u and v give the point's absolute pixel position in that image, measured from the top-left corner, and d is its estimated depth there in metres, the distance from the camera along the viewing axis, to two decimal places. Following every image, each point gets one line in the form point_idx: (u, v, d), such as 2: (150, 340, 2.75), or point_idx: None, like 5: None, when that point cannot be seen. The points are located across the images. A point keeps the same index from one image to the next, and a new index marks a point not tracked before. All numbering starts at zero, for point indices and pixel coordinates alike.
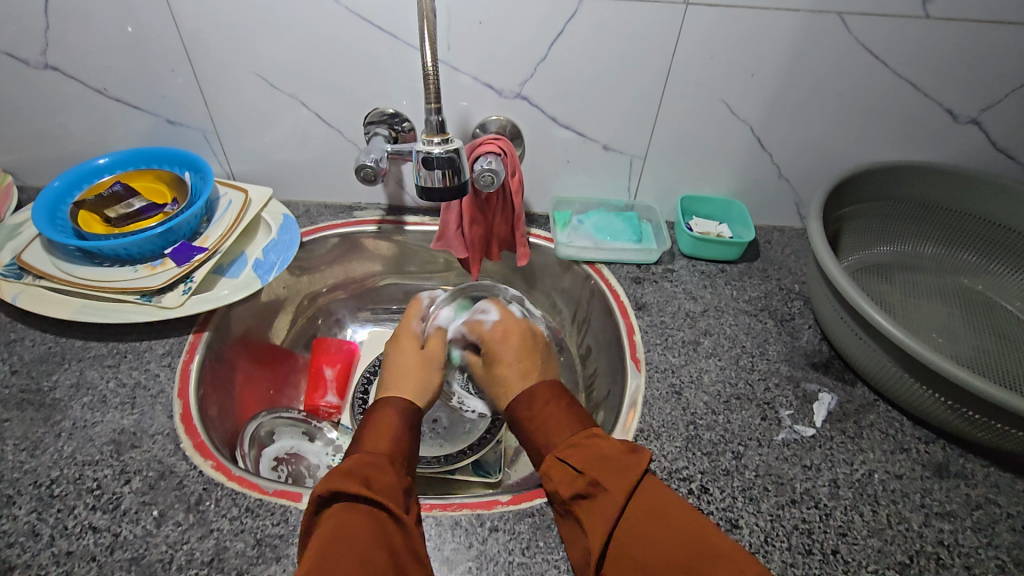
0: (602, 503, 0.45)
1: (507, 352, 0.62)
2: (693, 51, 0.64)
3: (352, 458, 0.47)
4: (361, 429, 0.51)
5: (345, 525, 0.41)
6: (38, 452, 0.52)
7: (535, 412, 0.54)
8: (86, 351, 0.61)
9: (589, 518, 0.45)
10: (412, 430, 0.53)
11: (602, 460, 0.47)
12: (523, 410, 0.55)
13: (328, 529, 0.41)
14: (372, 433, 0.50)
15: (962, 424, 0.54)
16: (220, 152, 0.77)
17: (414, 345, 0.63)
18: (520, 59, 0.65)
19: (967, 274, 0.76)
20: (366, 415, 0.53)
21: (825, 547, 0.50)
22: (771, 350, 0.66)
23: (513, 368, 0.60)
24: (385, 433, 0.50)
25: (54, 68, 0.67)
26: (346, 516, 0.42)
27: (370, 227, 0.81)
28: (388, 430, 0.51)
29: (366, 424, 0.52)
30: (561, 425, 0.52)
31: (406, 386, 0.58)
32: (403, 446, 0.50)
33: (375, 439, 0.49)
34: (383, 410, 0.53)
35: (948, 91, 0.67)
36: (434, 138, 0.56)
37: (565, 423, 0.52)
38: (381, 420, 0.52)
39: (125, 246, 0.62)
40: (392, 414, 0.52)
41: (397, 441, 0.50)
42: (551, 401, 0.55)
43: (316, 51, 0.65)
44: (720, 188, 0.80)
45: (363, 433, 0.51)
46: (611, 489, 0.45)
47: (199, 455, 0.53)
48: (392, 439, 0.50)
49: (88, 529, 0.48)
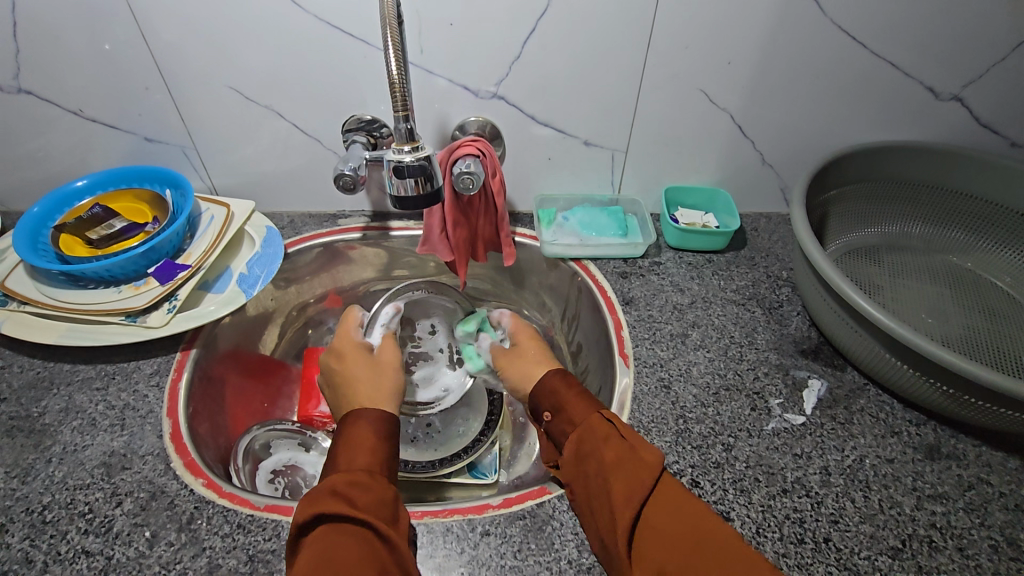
0: (637, 469, 0.44)
1: (533, 340, 0.65)
2: (667, 41, 0.64)
3: (332, 477, 0.45)
4: (338, 446, 0.49)
5: (332, 547, 0.40)
6: (29, 479, 0.53)
7: (566, 394, 0.53)
8: (74, 374, 0.61)
9: (615, 489, 0.44)
10: (391, 439, 0.51)
11: (633, 433, 0.47)
12: (552, 390, 0.54)
13: (313, 552, 0.40)
14: (351, 447, 0.49)
15: (951, 404, 0.54)
16: (200, 166, 0.76)
17: (360, 357, 0.59)
18: (494, 59, 0.65)
19: (956, 252, 0.75)
20: (342, 426, 0.51)
21: (817, 536, 0.50)
22: (760, 339, 0.66)
23: (538, 351, 0.63)
24: (365, 448, 0.49)
25: (28, 92, 0.67)
26: (332, 537, 0.41)
27: (354, 234, 0.80)
28: (368, 444, 0.49)
29: (343, 440, 0.50)
30: (583, 404, 0.52)
31: (373, 394, 0.55)
32: (384, 458, 0.49)
33: (356, 454, 0.48)
34: (356, 425, 0.51)
35: (929, 68, 0.67)
36: (404, 146, 0.55)
37: (589, 402, 0.52)
38: (359, 432, 0.50)
39: (107, 267, 0.61)
40: (368, 429, 0.50)
41: (375, 454, 0.49)
42: (573, 387, 0.54)
43: (288, 63, 0.65)
44: (705, 178, 0.80)
45: (338, 449, 0.49)
46: (646, 457, 0.45)
47: (190, 474, 0.54)
48: (373, 453, 0.49)
49: (81, 553, 0.48)
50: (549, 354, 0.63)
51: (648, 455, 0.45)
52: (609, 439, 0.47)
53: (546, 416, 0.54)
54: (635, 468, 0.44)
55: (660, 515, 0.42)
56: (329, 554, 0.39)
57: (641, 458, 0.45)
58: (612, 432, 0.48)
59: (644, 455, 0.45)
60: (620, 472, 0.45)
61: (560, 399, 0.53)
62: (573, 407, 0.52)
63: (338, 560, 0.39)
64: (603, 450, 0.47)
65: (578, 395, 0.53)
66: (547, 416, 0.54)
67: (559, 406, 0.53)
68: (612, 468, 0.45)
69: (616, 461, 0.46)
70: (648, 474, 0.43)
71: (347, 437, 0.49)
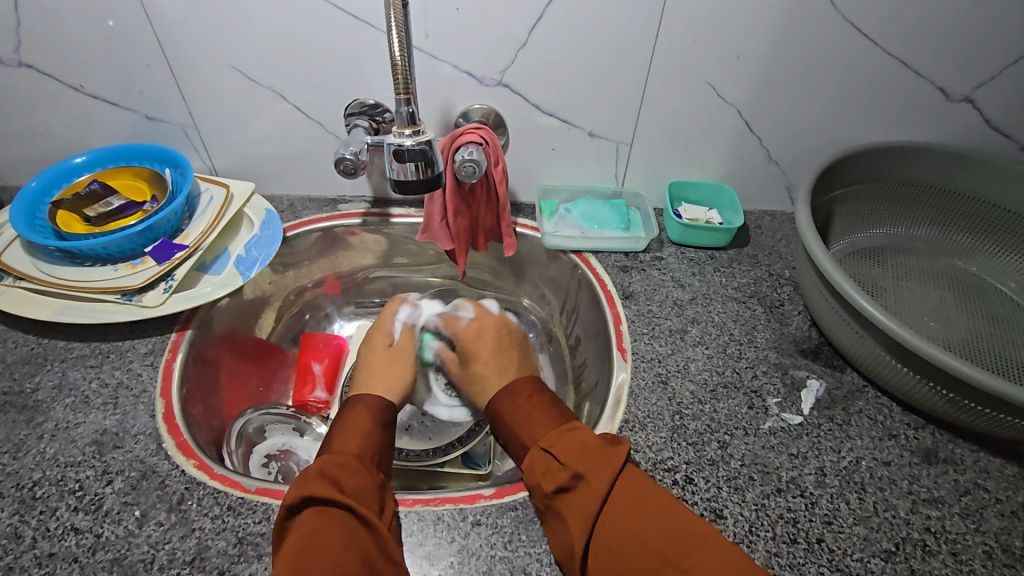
0: (583, 497, 0.43)
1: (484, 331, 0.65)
2: (677, 34, 0.63)
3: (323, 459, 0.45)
4: (333, 429, 0.50)
5: (317, 531, 0.39)
6: (21, 454, 0.52)
7: (518, 410, 0.53)
8: (69, 352, 0.61)
9: (569, 512, 0.43)
10: (385, 429, 0.52)
11: (581, 452, 0.45)
12: (505, 409, 0.53)
13: (304, 534, 0.39)
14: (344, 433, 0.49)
15: (950, 408, 0.54)
16: (201, 147, 0.76)
17: (383, 343, 0.65)
18: (500, 47, 0.64)
19: (961, 256, 0.74)
20: (340, 412, 0.52)
21: (810, 536, 0.49)
22: (760, 337, 0.66)
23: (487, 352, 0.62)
24: (357, 434, 0.49)
25: (27, 65, 0.66)
26: (320, 521, 0.40)
27: (355, 220, 0.80)
28: (360, 431, 0.50)
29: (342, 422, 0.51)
30: (543, 417, 0.51)
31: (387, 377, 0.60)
32: (375, 446, 0.49)
33: (352, 439, 0.48)
34: (355, 411, 0.52)
35: (942, 67, 0.66)
36: (406, 129, 0.54)
37: (540, 416, 0.51)
38: (358, 417, 0.51)
39: (104, 245, 0.61)
40: (368, 415, 0.51)
41: (370, 443, 0.49)
42: (533, 396, 0.53)
43: (291, 45, 0.64)
44: (710, 174, 0.79)
45: (337, 433, 0.49)
46: (593, 482, 0.43)
47: (182, 455, 0.53)
48: (364, 441, 0.49)
49: (70, 531, 0.48)
50: (501, 350, 0.63)
51: (597, 479, 0.43)
52: (550, 468, 0.46)
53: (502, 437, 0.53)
54: (585, 493, 0.43)
55: (615, 537, 0.41)
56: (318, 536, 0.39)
57: (584, 481, 0.44)
58: (550, 463, 0.46)
59: (592, 481, 0.43)
60: (570, 499, 0.44)
61: (512, 418, 0.52)
62: (526, 430, 0.50)
63: (323, 544, 0.39)
64: (545, 480, 0.46)
65: (531, 409, 0.52)
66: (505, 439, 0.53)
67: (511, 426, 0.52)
68: (560, 498, 0.44)
69: (559, 491, 0.45)
70: (595, 498, 0.43)
71: (344, 423, 0.50)
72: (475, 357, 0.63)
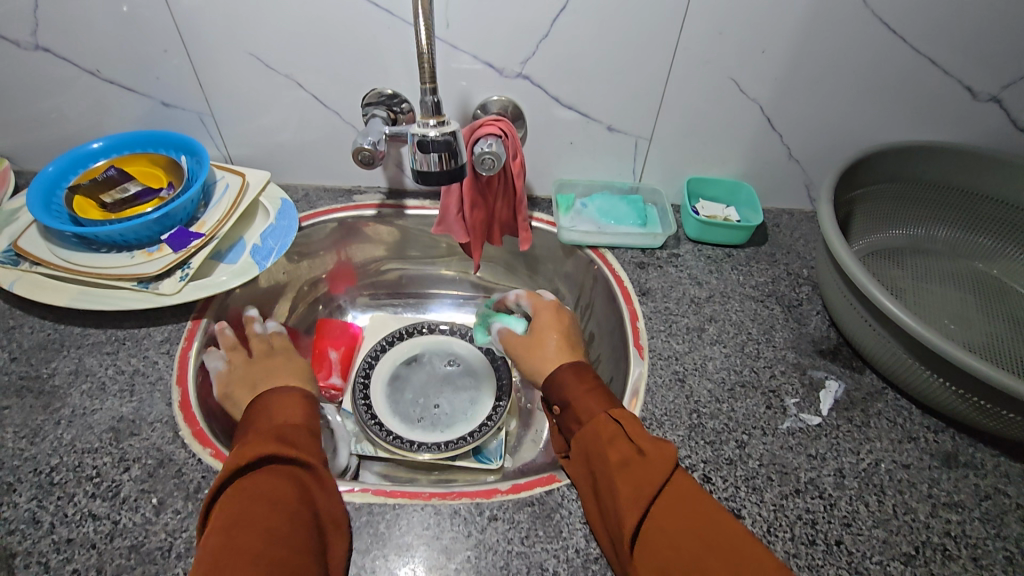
0: (643, 471, 0.43)
1: (553, 322, 0.61)
2: (701, 28, 0.62)
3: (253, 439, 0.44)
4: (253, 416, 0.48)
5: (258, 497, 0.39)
6: (38, 440, 0.52)
7: (583, 386, 0.51)
8: (85, 338, 0.61)
9: (623, 488, 0.43)
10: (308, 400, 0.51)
11: (640, 432, 0.45)
12: (567, 380, 0.53)
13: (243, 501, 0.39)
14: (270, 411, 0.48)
15: (973, 412, 0.53)
16: (217, 134, 0.75)
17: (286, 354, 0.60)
18: (522, 38, 0.63)
19: (982, 258, 0.73)
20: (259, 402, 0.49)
21: (829, 538, 0.49)
22: (777, 336, 0.65)
23: (554, 338, 0.59)
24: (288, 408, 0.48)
25: (45, 49, 0.66)
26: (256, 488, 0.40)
27: (370, 211, 0.79)
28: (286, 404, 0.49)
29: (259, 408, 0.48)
30: (605, 398, 0.50)
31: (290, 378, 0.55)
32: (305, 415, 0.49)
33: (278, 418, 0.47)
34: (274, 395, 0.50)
35: (971, 65, 0.64)
36: (429, 121, 0.54)
37: (603, 395, 0.51)
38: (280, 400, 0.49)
39: (121, 231, 0.61)
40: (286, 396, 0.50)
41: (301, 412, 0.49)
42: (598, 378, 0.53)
43: (310, 32, 0.63)
44: (728, 171, 0.78)
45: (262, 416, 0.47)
46: (655, 460, 0.43)
47: (198, 443, 0.53)
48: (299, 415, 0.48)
49: (88, 517, 0.48)
50: (567, 340, 0.59)
51: (659, 459, 0.43)
52: (616, 439, 0.46)
53: (557, 408, 0.52)
54: (644, 468, 0.43)
55: (669, 517, 0.40)
56: (249, 505, 0.38)
57: (645, 458, 0.43)
58: (618, 434, 0.46)
59: (653, 457, 0.43)
60: (624, 475, 0.43)
61: (575, 391, 0.51)
62: (590, 405, 0.50)
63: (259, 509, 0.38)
64: (609, 449, 0.45)
65: (594, 387, 0.51)
66: (556, 409, 0.52)
67: (570, 398, 0.51)
68: (615, 469, 0.44)
69: (621, 465, 0.44)
70: (655, 476, 0.42)
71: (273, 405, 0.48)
72: (544, 330, 0.60)
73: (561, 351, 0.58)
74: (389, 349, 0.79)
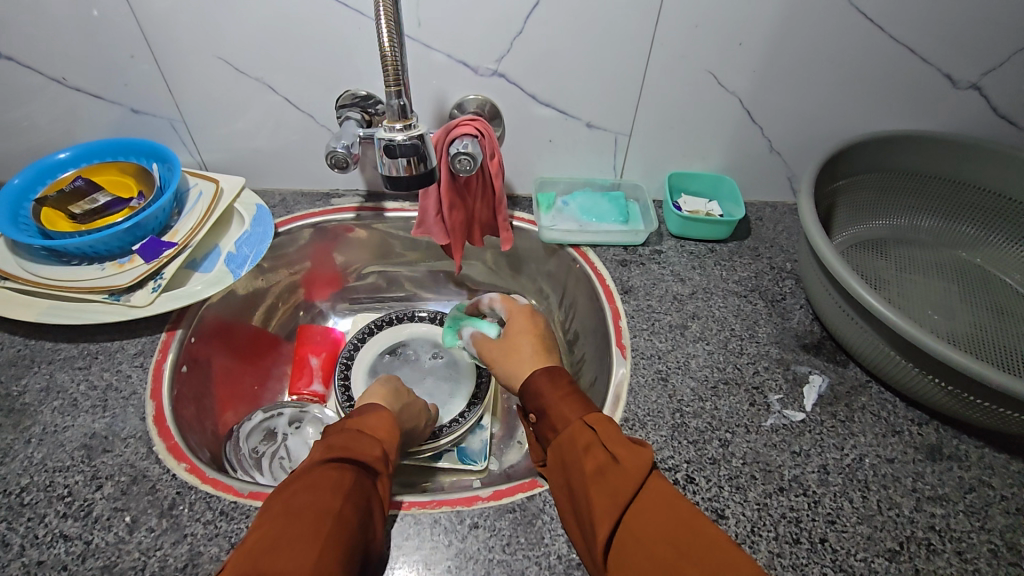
0: (618, 477, 0.42)
1: (529, 326, 0.61)
2: (677, 21, 0.61)
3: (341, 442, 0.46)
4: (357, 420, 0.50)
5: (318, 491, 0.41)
6: (8, 460, 0.51)
7: (558, 392, 0.51)
8: (56, 353, 0.60)
9: (597, 497, 0.42)
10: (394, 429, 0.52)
11: (615, 438, 0.45)
12: (542, 386, 0.52)
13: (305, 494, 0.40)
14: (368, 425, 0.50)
15: (956, 405, 0.53)
16: (189, 141, 0.74)
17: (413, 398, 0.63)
18: (494, 35, 0.62)
19: (966, 247, 0.73)
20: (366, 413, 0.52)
21: (813, 536, 0.49)
22: (761, 332, 0.65)
23: (529, 343, 0.58)
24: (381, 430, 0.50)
25: (7, 58, 0.64)
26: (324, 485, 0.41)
27: (348, 214, 0.78)
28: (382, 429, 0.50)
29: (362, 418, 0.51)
30: (583, 404, 0.50)
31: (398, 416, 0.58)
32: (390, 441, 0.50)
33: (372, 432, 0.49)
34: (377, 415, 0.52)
35: (950, 53, 0.64)
36: (396, 124, 0.53)
37: (580, 401, 0.50)
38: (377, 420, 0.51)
39: (91, 243, 0.59)
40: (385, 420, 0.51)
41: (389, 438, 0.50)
42: (573, 382, 0.52)
43: (279, 35, 0.62)
44: (710, 165, 0.77)
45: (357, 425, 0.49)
46: (629, 468, 0.42)
47: (173, 458, 0.52)
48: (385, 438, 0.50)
49: (59, 538, 0.47)
50: (543, 344, 0.59)
51: (632, 466, 0.42)
52: (591, 447, 0.45)
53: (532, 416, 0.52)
54: (617, 476, 0.42)
55: (642, 524, 0.40)
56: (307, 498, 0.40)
57: (620, 465, 0.43)
58: (593, 441, 0.46)
59: (625, 464, 0.43)
60: (600, 483, 0.43)
61: (550, 397, 0.51)
62: (565, 413, 0.49)
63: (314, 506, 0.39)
64: (584, 457, 0.45)
65: (571, 393, 0.51)
66: (533, 416, 0.52)
67: (545, 405, 0.51)
68: (590, 478, 0.44)
69: (596, 473, 0.44)
70: (627, 484, 0.42)
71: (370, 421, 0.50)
72: (517, 337, 0.59)
73: (533, 357, 0.57)
74: (375, 339, 0.78)
